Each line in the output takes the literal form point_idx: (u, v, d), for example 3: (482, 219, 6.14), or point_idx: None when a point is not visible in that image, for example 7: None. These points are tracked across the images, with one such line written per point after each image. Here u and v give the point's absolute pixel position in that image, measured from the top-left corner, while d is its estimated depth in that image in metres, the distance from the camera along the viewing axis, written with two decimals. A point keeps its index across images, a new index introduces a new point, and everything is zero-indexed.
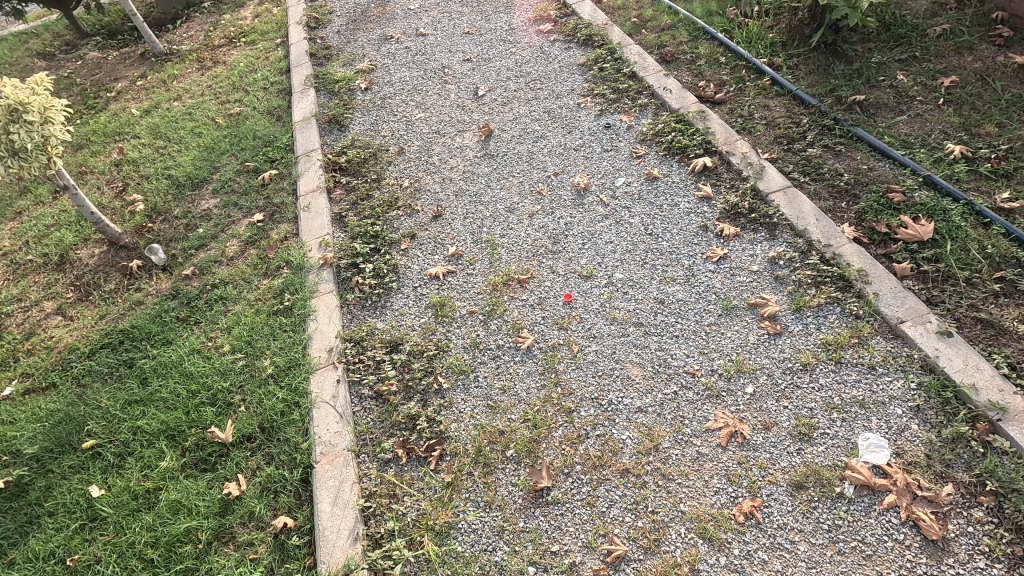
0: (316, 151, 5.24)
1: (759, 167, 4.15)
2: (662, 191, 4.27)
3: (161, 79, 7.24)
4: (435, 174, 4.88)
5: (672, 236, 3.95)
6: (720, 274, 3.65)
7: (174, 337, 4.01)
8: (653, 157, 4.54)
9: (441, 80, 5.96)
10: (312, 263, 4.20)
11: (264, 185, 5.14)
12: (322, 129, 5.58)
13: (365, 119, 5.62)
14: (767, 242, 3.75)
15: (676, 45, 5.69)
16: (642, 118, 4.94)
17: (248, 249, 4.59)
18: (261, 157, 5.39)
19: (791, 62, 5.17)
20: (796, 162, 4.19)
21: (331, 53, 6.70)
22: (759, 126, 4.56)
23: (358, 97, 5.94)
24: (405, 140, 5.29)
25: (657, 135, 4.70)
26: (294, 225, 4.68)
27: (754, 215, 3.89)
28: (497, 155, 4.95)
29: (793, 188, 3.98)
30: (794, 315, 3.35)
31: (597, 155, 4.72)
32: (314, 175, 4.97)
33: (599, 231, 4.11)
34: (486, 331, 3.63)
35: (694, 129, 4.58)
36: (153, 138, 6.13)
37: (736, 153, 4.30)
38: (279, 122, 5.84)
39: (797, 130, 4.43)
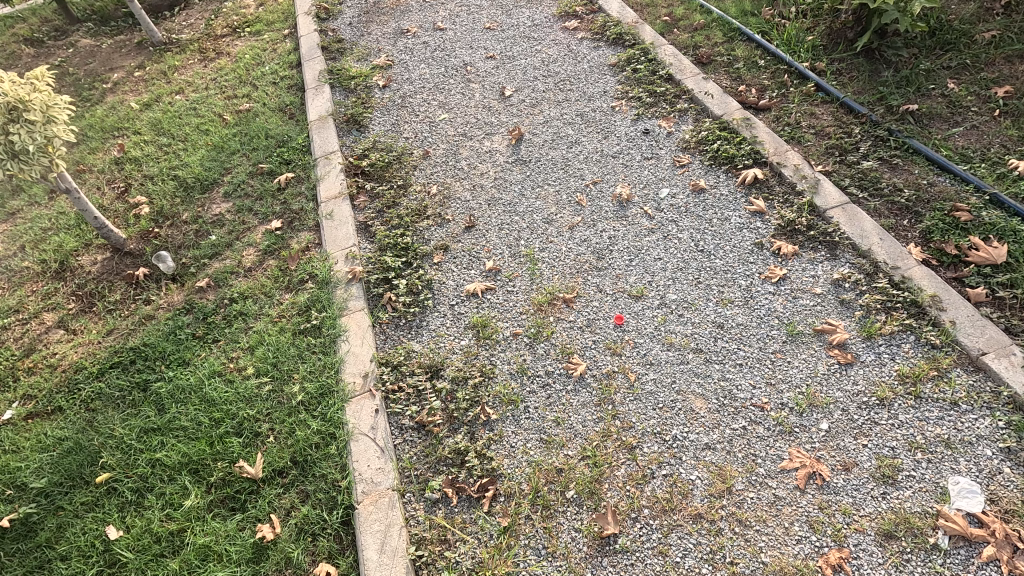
0: (336, 153, 4.93)
1: (813, 181, 3.94)
2: (710, 203, 4.05)
3: (161, 71, 6.86)
4: (465, 181, 4.62)
5: (725, 253, 3.74)
6: (780, 296, 3.45)
7: (190, 357, 3.72)
8: (697, 167, 4.32)
9: (464, 79, 5.67)
10: (339, 277, 3.93)
11: (280, 189, 4.84)
12: (339, 128, 5.27)
13: (386, 119, 5.32)
14: (828, 262, 3.54)
15: (711, 46, 5.45)
16: (681, 124, 4.70)
17: (267, 259, 4.32)
18: (275, 159, 5.08)
19: (834, 67, 4.96)
20: (852, 175, 3.99)
21: (344, 47, 6.37)
22: (808, 136, 4.35)
23: (376, 95, 5.63)
24: (430, 143, 5.01)
25: (700, 143, 4.47)
26: (315, 233, 4.40)
27: (812, 232, 3.68)
28: (530, 161, 4.70)
29: (852, 205, 3.77)
30: (865, 344, 3.16)
31: (637, 163, 4.49)
32: (336, 180, 4.68)
33: (647, 246, 3.89)
34: (533, 356, 3.39)
35: (741, 137, 4.36)
36: (155, 135, 5.78)
37: (787, 164, 4.08)
38: (291, 121, 5.52)
39: (850, 141, 4.23)
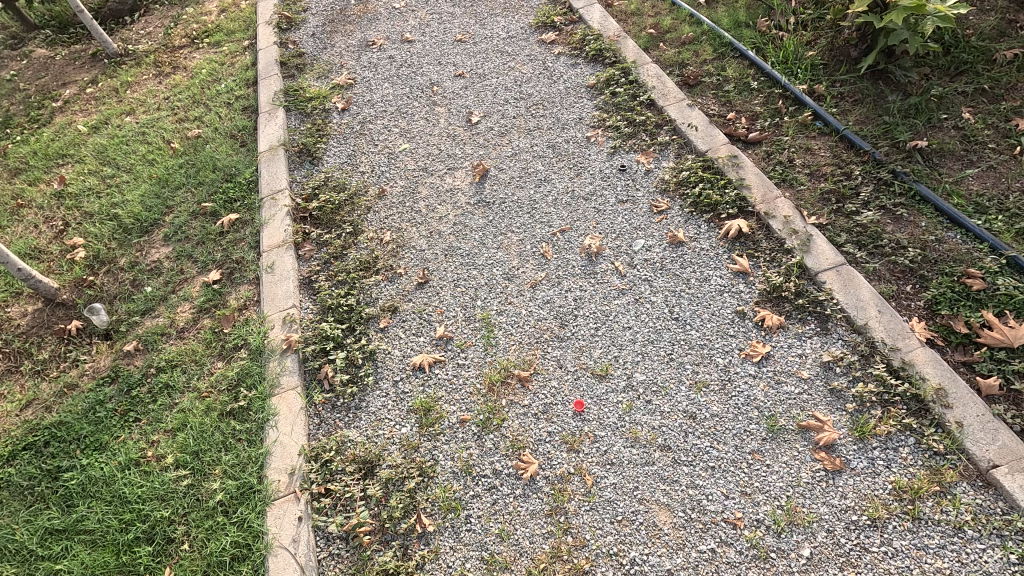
0: (283, 191, 4.50)
1: (805, 236, 3.49)
2: (688, 260, 3.61)
3: (113, 87, 6.40)
4: (421, 225, 4.19)
5: (702, 323, 3.32)
6: (762, 380, 3.03)
7: (108, 440, 3.36)
8: (676, 214, 3.87)
9: (429, 101, 5.19)
10: (274, 346, 3.55)
11: (223, 233, 4.44)
12: (291, 161, 4.84)
13: (341, 149, 4.88)
14: (818, 340, 3.11)
15: (699, 63, 4.93)
16: (662, 160, 4.23)
17: (202, 318, 3.94)
18: (220, 196, 4.67)
19: (835, 91, 4.45)
20: (849, 228, 3.53)
21: (304, 62, 5.89)
22: (802, 177, 3.87)
23: (334, 120, 5.18)
24: (388, 178, 4.57)
25: (681, 185, 4.01)
26: (255, 288, 4.01)
27: (802, 300, 3.24)
28: (494, 202, 4.25)
29: (848, 267, 3.32)
30: (857, 446, 2.74)
31: (610, 207, 4.04)
32: (280, 225, 4.26)
33: (616, 312, 3.46)
34: (480, 450, 3.01)
35: (726, 180, 3.89)
36: (99, 164, 5.36)
37: (776, 215, 3.63)
38: (242, 151, 5.09)
39: (849, 185, 3.75)
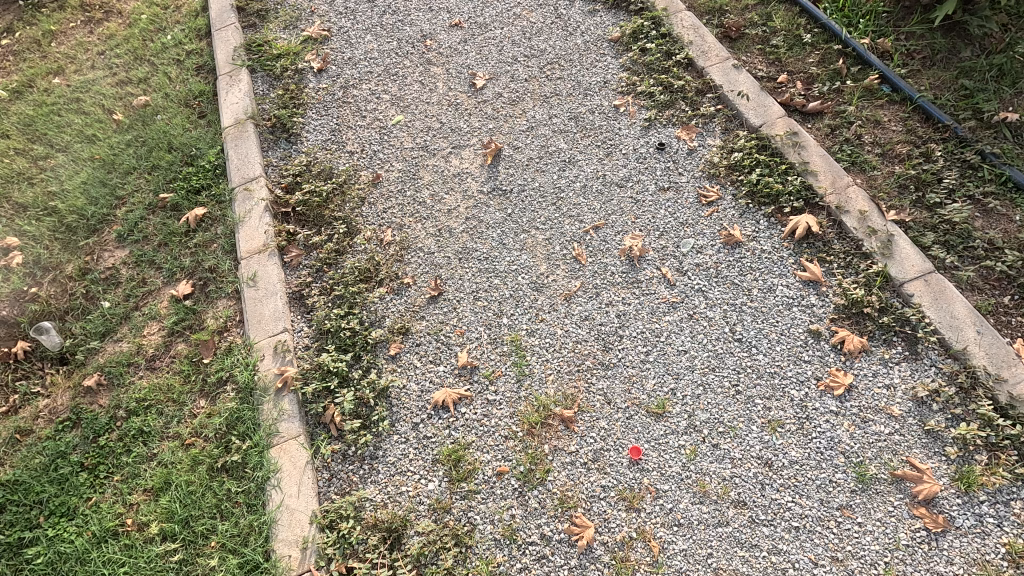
0: (257, 180, 3.78)
1: (885, 237, 3.00)
2: (747, 266, 3.12)
3: (34, 38, 5.29)
4: (428, 222, 3.57)
5: (770, 346, 2.87)
6: (845, 418, 2.63)
7: (76, 504, 2.83)
8: (729, 207, 3.33)
9: (422, 59, 4.38)
10: (267, 383, 3.00)
11: (190, 232, 3.74)
12: (263, 138, 4.07)
13: (322, 123, 4.11)
14: (907, 367, 2.70)
15: (740, 10, 4.19)
16: (706, 136, 3.62)
17: (176, 343, 3.33)
18: (181, 185, 3.91)
19: (903, 46, 3.81)
20: (934, 225, 3.04)
21: (266, 8, 4.93)
22: (874, 159, 3.32)
23: (309, 85, 4.36)
24: (382, 161, 3.87)
25: (733, 169, 3.43)
26: (235, 304, 3.39)
27: (886, 318, 2.80)
28: (511, 191, 3.62)
29: (937, 276, 2.86)
30: (961, 500, 2.40)
31: (650, 196, 3.46)
32: (259, 224, 3.58)
33: (668, 332, 2.98)
34: (525, 510, 2.58)
35: (787, 164, 3.33)
36: (26, 140, 4.45)
37: (850, 209, 3.11)
38: (201, 124, 4.27)
39: (930, 169, 3.22)
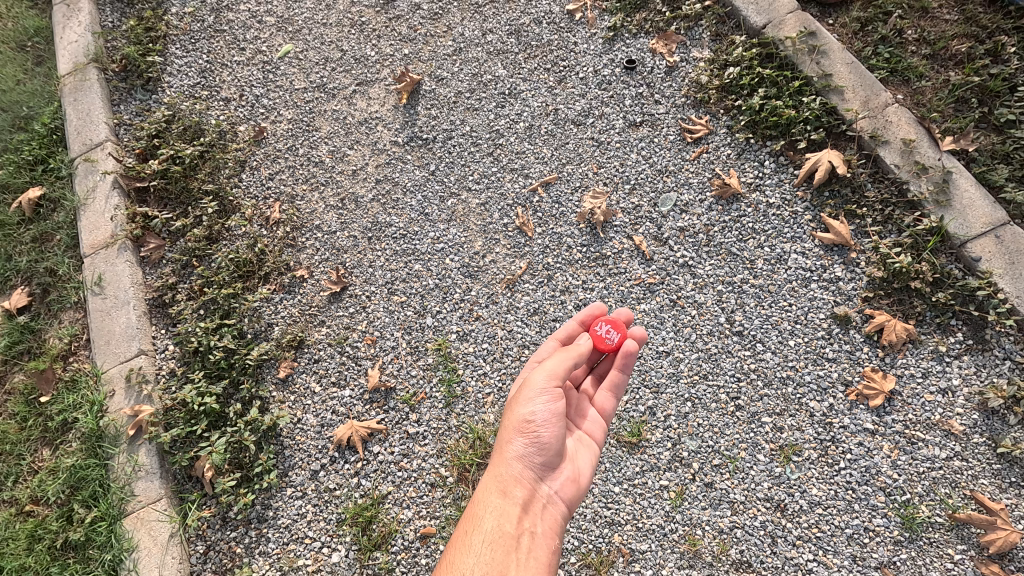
0: (105, 149, 2.88)
1: (939, 177, 2.15)
2: (749, 228, 2.30)
3: None
4: (327, 188, 2.72)
5: (779, 340, 2.12)
6: (885, 440, 1.93)
7: None
8: (724, 145, 2.46)
9: None
10: (117, 428, 2.28)
11: (25, 223, 2.88)
12: (114, 91, 3.10)
13: (189, 62, 3.15)
14: (970, 363, 1.96)
15: None
16: (691, 46, 2.68)
17: (11, 375, 2.57)
18: (8, 160, 3.00)
19: None
20: (1004, 156, 2.19)
21: None
22: (921, 63, 2.40)
23: (171, 9, 3.34)
24: (266, 110, 2.95)
25: (726, 92, 2.52)
26: (82, 319, 2.60)
27: (943, 293, 2.02)
28: (434, 139, 2.73)
29: (1015, 229, 2.05)
30: None
31: (616, 137, 2.57)
32: (107, 208, 2.73)
33: (643, 328, 2.21)
34: None
35: (800, 79, 2.41)
36: None
37: (890, 140, 2.24)
38: (34, 73, 3.29)
39: (1000, 74, 2.31)
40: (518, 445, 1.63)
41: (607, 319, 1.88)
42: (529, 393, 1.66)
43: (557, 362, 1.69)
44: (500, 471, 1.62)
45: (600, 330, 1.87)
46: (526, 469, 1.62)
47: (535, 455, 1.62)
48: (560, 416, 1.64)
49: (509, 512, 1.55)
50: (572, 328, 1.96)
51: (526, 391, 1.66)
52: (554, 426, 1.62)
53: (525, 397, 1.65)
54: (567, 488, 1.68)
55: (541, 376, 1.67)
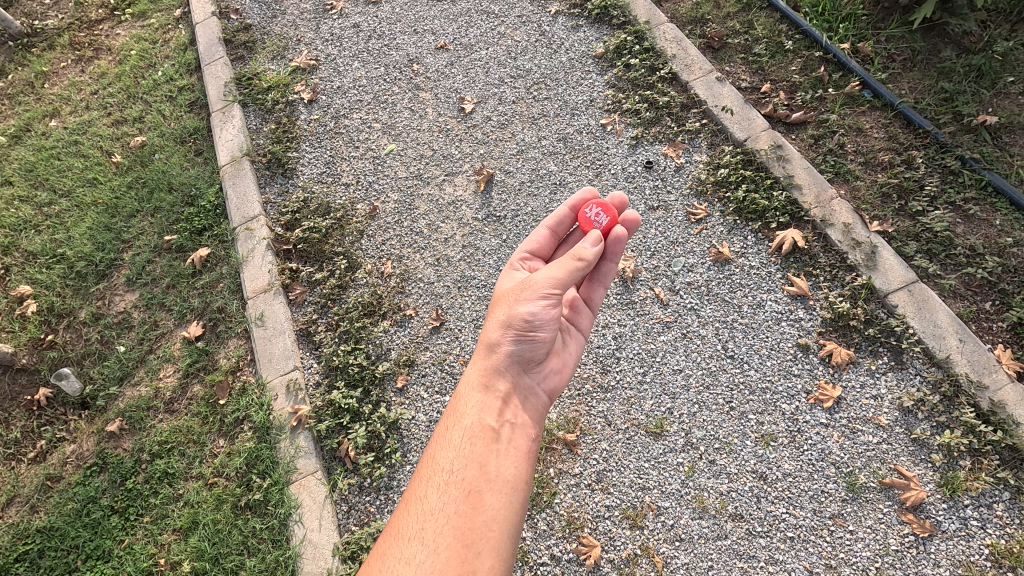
0: (259, 219, 3.89)
1: (869, 248, 3.07)
2: (737, 283, 3.22)
3: (27, 80, 5.33)
4: (426, 250, 3.69)
5: (760, 361, 2.99)
6: (835, 430, 2.77)
7: (111, 547, 3.03)
8: (718, 224, 3.42)
9: (411, 84, 4.48)
10: (282, 421, 3.16)
11: (196, 273, 3.86)
12: (261, 177, 4.17)
13: (317, 155, 4.23)
14: (893, 377, 2.81)
15: (723, 17, 4.20)
16: (693, 152, 3.70)
17: (191, 385, 3.47)
18: (184, 227, 4.03)
19: (882, 49, 3.83)
20: (916, 234, 3.12)
21: (252, 37, 5.01)
22: (857, 169, 3.38)
23: (301, 117, 4.46)
24: (377, 192, 3.97)
25: (719, 186, 3.51)
26: (246, 344, 3.52)
27: (873, 329, 2.91)
28: (505, 216, 3.72)
29: (922, 285, 2.95)
30: (946, 505, 2.53)
31: (640, 217, 3.55)
32: (262, 263, 3.70)
33: (663, 352, 3.10)
34: (534, 533, 2.74)
35: (772, 179, 3.40)
36: (28, 187, 4.58)
37: (835, 222, 3.18)
38: (198, 163, 4.38)
39: (912, 177, 3.28)
40: (512, 344, 2.11)
41: (598, 205, 2.60)
42: (530, 295, 2.12)
43: (553, 272, 2.14)
44: (490, 366, 2.11)
45: (594, 213, 2.60)
46: (514, 362, 2.14)
47: (523, 351, 2.13)
48: (551, 317, 2.14)
49: (495, 402, 2.05)
50: (566, 213, 2.66)
51: (529, 294, 2.12)
52: (544, 326, 2.13)
53: (527, 298, 2.12)
54: (542, 386, 2.24)
55: (540, 285, 2.12)
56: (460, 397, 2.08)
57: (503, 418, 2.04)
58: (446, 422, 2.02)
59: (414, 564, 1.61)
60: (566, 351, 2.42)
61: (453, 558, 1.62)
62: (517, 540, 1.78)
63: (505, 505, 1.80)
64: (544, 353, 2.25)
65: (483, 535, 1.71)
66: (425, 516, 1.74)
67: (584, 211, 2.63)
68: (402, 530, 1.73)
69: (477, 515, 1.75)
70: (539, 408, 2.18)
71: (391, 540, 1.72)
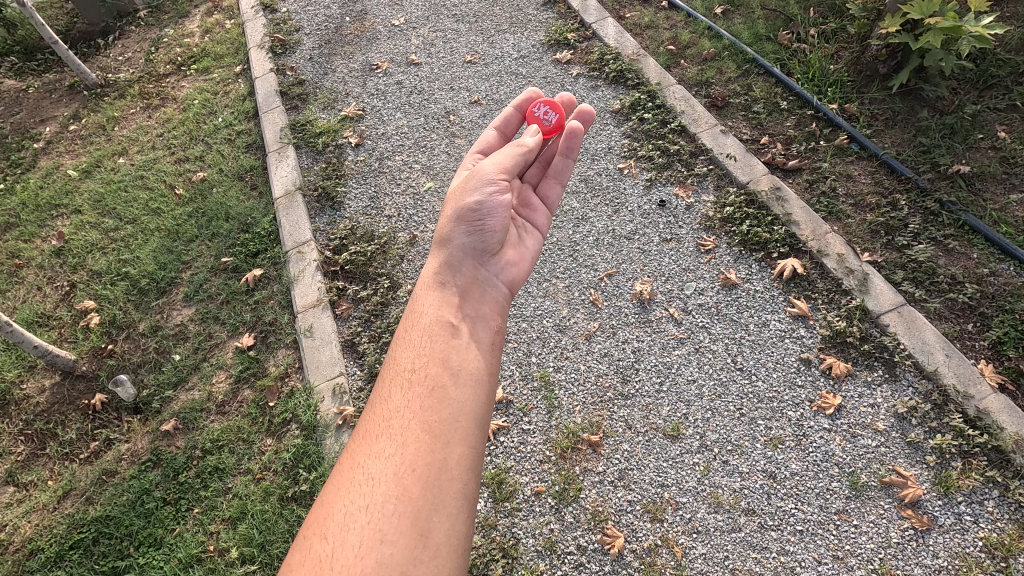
0: (309, 244, 4.32)
1: (861, 275, 3.45)
2: (744, 305, 3.58)
3: (99, 123, 5.93)
4: None
5: (767, 373, 3.30)
6: (837, 434, 3.04)
7: (163, 535, 3.23)
8: (725, 254, 3.82)
9: (448, 133, 5.05)
10: (328, 421, 3.46)
11: (250, 291, 4.24)
12: (311, 209, 4.64)
13: (363, 191, 4.72)
14: (888, 388, 3.11)
15: (725, 81, 4.78)
16: (701, 193, 4.15)
17: (242, 390, 3.77)
18: (240, 251, 4.45)
19: (867, 109, 4.36)
20: (903, 264, 3.50)
21: (306, 91, 5.65)
22: (848, 209, 3.81)
23: (348, 158, 4.99)
24: (417, 224, 4.44)
25: (726, 222, 3.94)
26: (295, 354, 3.85)
27: (868, 346, 3.23)
28: None
29: (910, 307, 3.30)
30: (942, 502, 2.76)
31: (655, 247, 3.96)
32: (312, 282, 4.10)
33: (678, 364, 3.41)
34: (562, 524, 2.95)
35: (773, 216, 3.82)
36: (97, 215, 5.04)
37: (830, 253, 3.58)
38: (253, 196, 4.86)
39: (897, 217, 3.70)
40: (463, 238, 2.25)
41: (545, 104, 3.03)
42: (475, 188, 2.32)
43: (497, 162, 2.41)
44: (445, 261, 2.20)
45: (542, 111, 3.03)
46: (469, 255, 2.24)
47: (475, 241, 2.26)
48: (498, 210, 2.31)
49: (452, 296, 2.09)
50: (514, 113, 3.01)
51: (473, 190, 2.32)
52: (493, 214, 2.30)
53: (472, 193, 2.30)
54: (503, 279, 2.31)
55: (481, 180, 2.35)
56: (418, 297, 2.11)
57: (462, 312, 2.06)
58: (406, 322, 2.03)
59: (383, 459, 1.59)
60: (524, 245, 2.53)
61: (421, 449, 1.60)
62: (487, 427, 1.78)
63: (470, 396, 1.79)
64: (499, 247, 2.34)
65: (451, 426, 1.69)
66: (389, 413, 1.73)
67: (532, 111, 3.03)
68: (368, 429, 1.72)
69: (443, 408, 1.74)
70: (499, 298, 2.23)
71: (358, 440, 1.71)
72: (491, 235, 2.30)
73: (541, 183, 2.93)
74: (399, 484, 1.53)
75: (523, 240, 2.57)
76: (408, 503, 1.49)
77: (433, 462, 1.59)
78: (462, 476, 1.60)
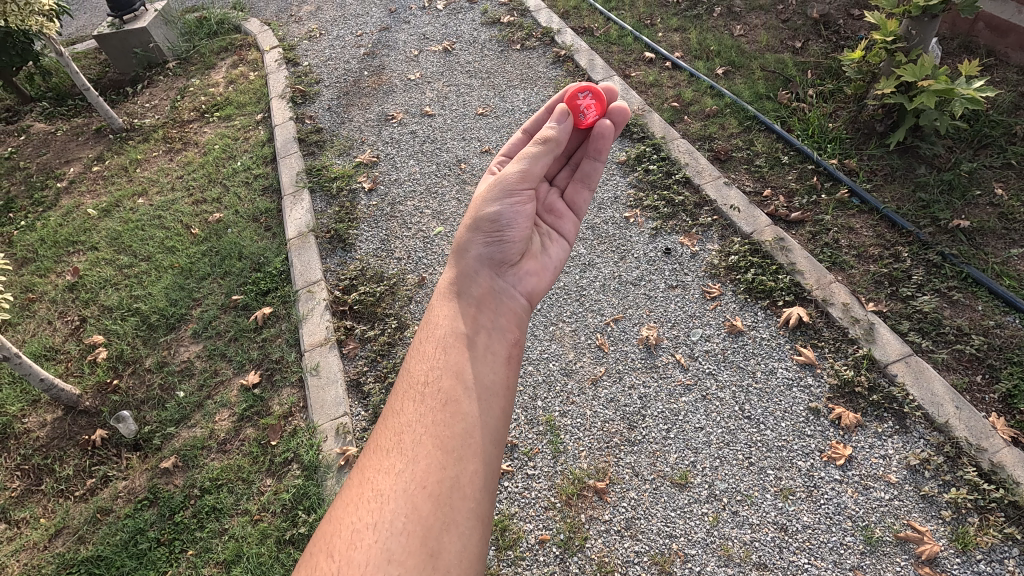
0: (319, 284, 4.39)
1: (867, 325, 3.46)
2: (751, 352, 3.58)
3: (122, 165, 6.14)
4: None
5: (775, 422, 3.26)
6: (849, 486, 2.98)
7: None
8: (731, 301, 3.85)
9: (459, 180, 5.22)
10: (330, 462, 3.41)
11: (258, 328, 4.27)
12: (323, 250, 4.73)
13: (374, 234, 4.83)
14: (899, 440, 3.07)
15: (727, 136, 4.96)
16: (706, 241, 4.23)
17: (245, 428, 3.73)
18: (251, 289, 4.51)
19: (866, 165, 4.49)
20: (908, 314, 3.52)
21: (323, 138, 5.88)
22: (851, 259, 3.87)
23: (361, 202, 5.13)
24: (426, 266, 4.52)
25: (731, 270, 3.99)
26: (299, 392, 3.84)
27: (876, 396, 3.21)
28: None
29: (917, 358, 3.29)
30: (960, 559, 2.67)
31: (661, 294, 4.00)
32: (321, 321, 4.14)
33: (685, 411, 3.38)
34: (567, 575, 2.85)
35: (777, 265, 3.88)
36: (113, 252, 5.14)
37: (835, 302, 3.61)
38: (267, 237, 4.96)
39: (900, 268, 3.75)
40: (479, 248, 2.27)
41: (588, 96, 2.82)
42: (492, 198, 2.36)
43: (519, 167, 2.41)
44: (462, 271, 2.24)
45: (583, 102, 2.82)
46: (485, 265, 2.27)
47: (492, 252, 2.29)
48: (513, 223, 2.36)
49: (467, 307, 2.11)
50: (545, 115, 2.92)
51: (490, 200, 2.35)
52: (510, 225, 2.35)
53: (489, 203, 2.34)
54: (521, 287, 2.34)
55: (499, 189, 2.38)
56: (435, 307, 2.14)
57: (478, 322, 2.07)
58: (421, 333, 2.05)
59: (393, 476, 1.58)
60: (547, 255, 2.55)
61: (433, 464, 1.60)
62: (500, 445, 1.76)
63: (485, 411, 1.78)
64: (517, 258, 2.37)
65: (463, 442, 1.68)
66: (401, 427, 1.72)
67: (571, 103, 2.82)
68: (379, 444, 1.71)
69: (457, 423, 1.72)
70: (517, 308, 2.24)
71: (370, 454, 1.70)
72: (506, 244, 2.34)
73: (567, 189, 2.94)
74: (409, 501, 1.51)
75: (544, 248, 2.59)
76: (417, 521, 1.47)
77: (444, 478, 1.58)
78: (475, 494, 1.58)
